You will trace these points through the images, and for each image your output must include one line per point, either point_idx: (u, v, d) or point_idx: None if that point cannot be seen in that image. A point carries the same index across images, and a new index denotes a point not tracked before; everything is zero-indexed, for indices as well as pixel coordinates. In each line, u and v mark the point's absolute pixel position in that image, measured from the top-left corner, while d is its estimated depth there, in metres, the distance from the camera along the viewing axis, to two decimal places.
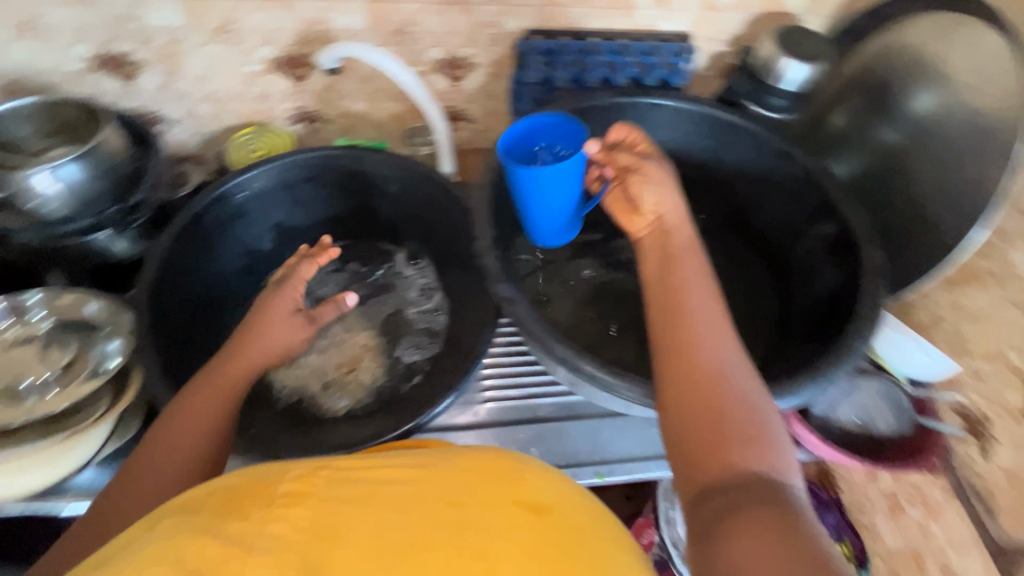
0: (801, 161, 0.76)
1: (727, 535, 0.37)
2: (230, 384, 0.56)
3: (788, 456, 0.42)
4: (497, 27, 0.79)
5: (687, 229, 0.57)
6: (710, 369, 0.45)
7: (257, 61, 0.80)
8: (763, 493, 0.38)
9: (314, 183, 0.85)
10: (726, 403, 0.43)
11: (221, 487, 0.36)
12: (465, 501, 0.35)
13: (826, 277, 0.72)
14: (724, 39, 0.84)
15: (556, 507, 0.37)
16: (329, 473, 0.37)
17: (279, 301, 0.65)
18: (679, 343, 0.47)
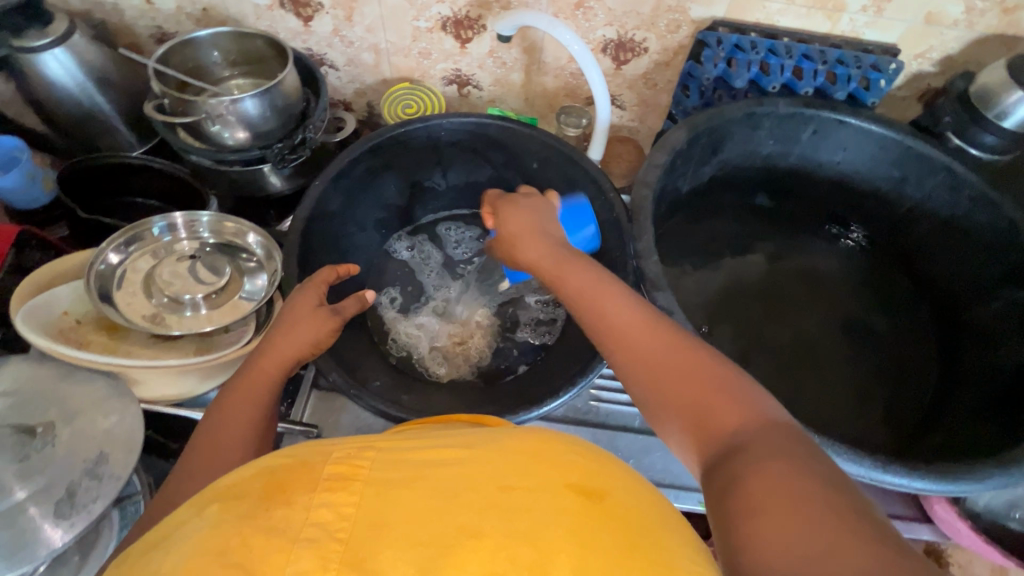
0: (1007, 212, 0.66)
1: (738, 510, 0.32)
2: (263, 379, 0.54)
3: (759, 403, 0.37)
4: (681, 13, 0.73)
5: (552, 245, 0.55)
6: (642, 364, 0.42)
7: (429, 18, 0.79)
8: (768, 447, 0.34)
9: (459, 147, 0.85)
10: (670, 384, 0.40)
11: (266, 470, 0.36)
12: (514, 486, 0.34)
13: (1012, 348, 0.64)
14: (935, 59, 0.74)
15: (611, 490, 0.35)
16: (375, 455, 0.37)
17: (303, 297, 0.60)
18: (620, 349, 0.44)
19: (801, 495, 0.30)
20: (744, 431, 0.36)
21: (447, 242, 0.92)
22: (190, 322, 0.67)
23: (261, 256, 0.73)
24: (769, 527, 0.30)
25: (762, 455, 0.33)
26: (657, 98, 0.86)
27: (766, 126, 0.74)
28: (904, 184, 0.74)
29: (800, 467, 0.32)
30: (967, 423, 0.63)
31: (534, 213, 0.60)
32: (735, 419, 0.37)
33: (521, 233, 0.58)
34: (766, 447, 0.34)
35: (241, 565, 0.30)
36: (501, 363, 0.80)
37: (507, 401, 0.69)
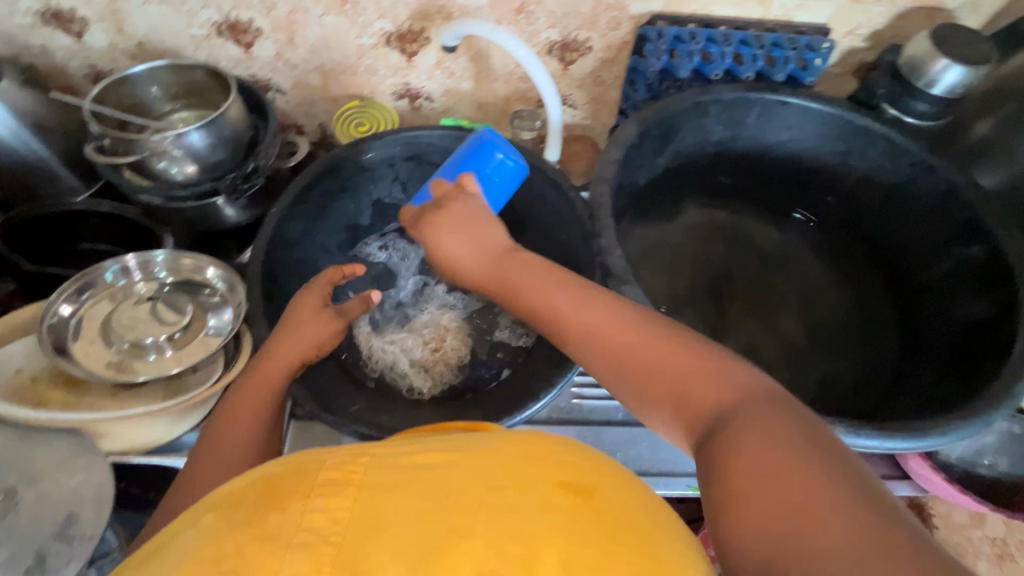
0: (947, 174, 0.69)
1: (725, 493, 0.33)
2: (268, 384, 0.57)
3: (729, 369, 0.38)
4: (620, 10, 0.75)
5: (492, 258, 0.52)
6: (614, 356, 0.42)
7: (372, 34, 0.79)
8: (745, 420, 0.35)
9: (415, 162, 0.84)
10: (644, 373, 0.40)
11: (262, 479, 0.36)
12: (504, 485, 0.34)
13: (967, 305, 0.66)
14: (863, 35, 0.77)
15: (598, 487, 0.35)
16: (370, 460, 0.36)
17: (307, 298, 0.62)
18: (589, 351, 0.43)
19: (783, 468, 0.31)
20: (724, 410, 0.36)
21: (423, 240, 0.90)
22: (155, 366, 0.65)
23: (223, 289, 0.71)
24: (754, 513, 0.31)
25: (740, 436, 0.34)
26: (606, 95, 0.87)
27: (714, 112, 0.76)
28: (850, 156, 0.77)
29: (775, 439, 0.33)
30: (931, 379, 0.66)
31: (464, 225, 0.55)
32: (713, 400, 0.37)
33: (461, 257, 0.54)
34: (745, 424, 0.34)
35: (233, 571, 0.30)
36: (482, 371, 0.79)
37: (489, 409, 0.69)
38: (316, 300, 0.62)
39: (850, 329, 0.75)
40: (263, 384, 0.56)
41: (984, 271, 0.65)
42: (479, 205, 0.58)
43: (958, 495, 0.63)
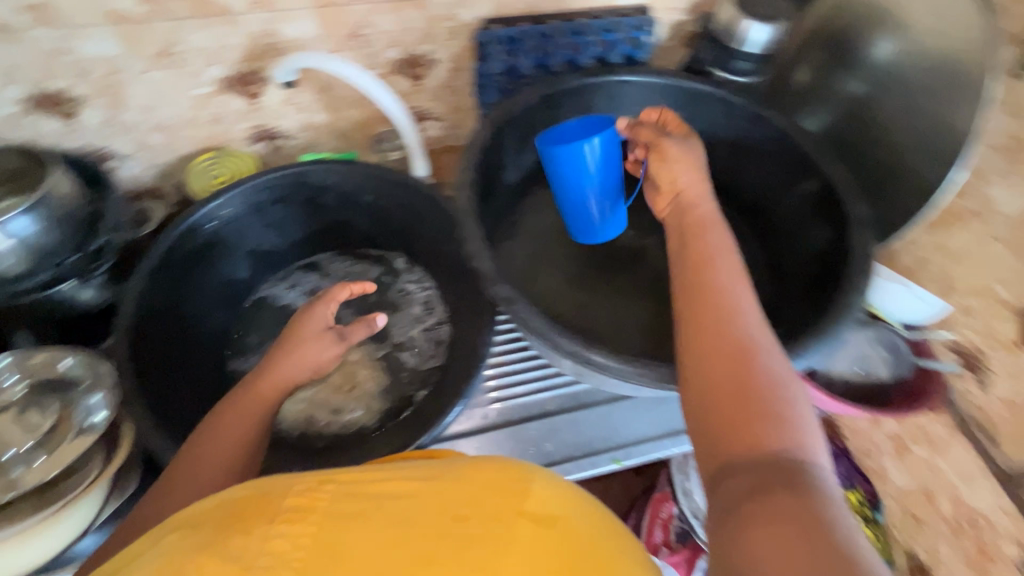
0: (774, 122, 0.75)
1: (750, 508, 0.34)
2: (262, 402, 0.56)
3: (810, 434, 0.39)
4: (453, 20, 0.76)
5: (710, 203, 0.57)
6: (737, 344, 0.43)
7: (206, 83, 0.76)
8: (794, 476, 0.35)
9: (284, 204, 0.82)
10: (750, 379, 0.41)
11: (230, 500, 0.37)
12: (467, 514, 0.36)
13: (813, 235, 0.72)
14: (682, 8, 0.83)
15: (561, 515, 0.37)
16: (335, 488, 0.38)
17: (311, 317, 0.62)
18: (705, 329, 0.45)
19: (812, 515, 0.33)
20: (783, 452, 0.37)
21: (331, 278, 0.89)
22: (23, 479, 0.57)
23: (87, 376, 0.65)
24: (771, 534, 0.32)
25: (792, 480, 0.35)
26: (465, 103, 0.89)
27: (564, 103, 0.79)
28: (693, 121, 0.82)
29: (817, 497, 0.34)
30: (798, 309, 0.71)
31: (683, 160, 0.59)
32: (782, 439, 0.38)
33: (694, 178, 0.58)
34: (794, 480, 0.35)
35: None
36: (400, 398, 0.78)
37: (403, 435, 0.68)
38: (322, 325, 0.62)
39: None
40: (254, 402, 0.55)
41: (820, 204, 0.71)
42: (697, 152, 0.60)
43: (844, 407, 0.69)
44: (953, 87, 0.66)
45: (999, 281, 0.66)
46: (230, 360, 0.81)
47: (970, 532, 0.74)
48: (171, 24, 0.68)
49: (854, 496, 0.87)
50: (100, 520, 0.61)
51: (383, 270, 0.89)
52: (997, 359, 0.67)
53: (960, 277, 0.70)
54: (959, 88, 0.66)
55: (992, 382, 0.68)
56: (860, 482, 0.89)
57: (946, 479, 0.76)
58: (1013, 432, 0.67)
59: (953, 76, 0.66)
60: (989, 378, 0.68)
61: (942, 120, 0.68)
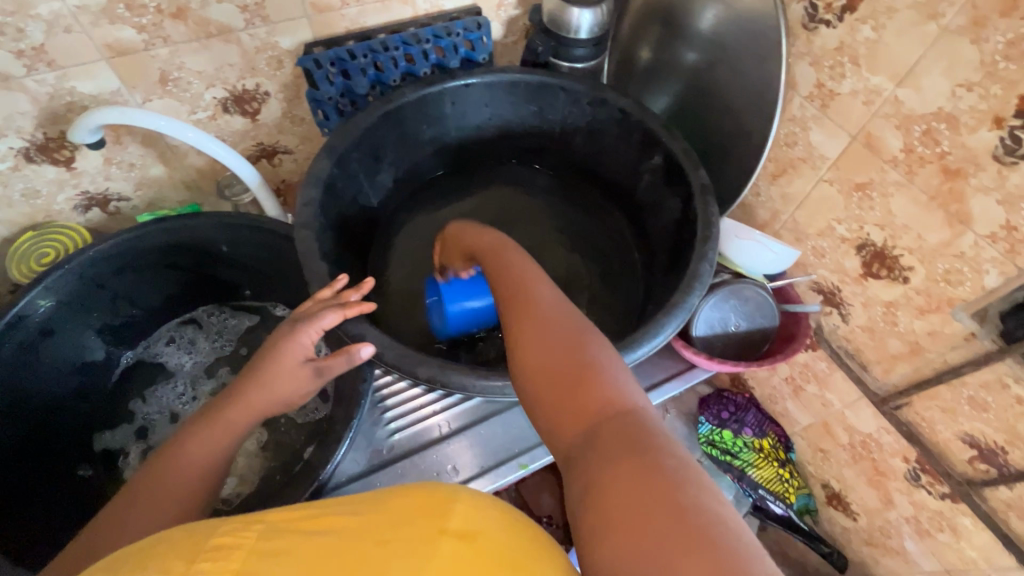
0: (615, 102, 0.76)
1: (596, 488, 0.31)
2: (212, 462, 0.48)
3: (634, 390, 0.37)
4: (272, 48, 0.72)
5: (501, 237, 0.57)
6: (548, 333, 0.40)
7: (5, 157, 0.68)
8: (626, 444, 0.32)
9: (130, 272, 0.75)
10: (567, 362, 0.38)
11: (157, 543, 0.34)
12: (389, 540, 0.33)
13: (669, 206, 0.74)
14: (511, 3, 0.83)
15: (486, 529, 0.33)
16: (265, 527, 0.34)
17: (292, 345, 0.50)
18: (512, 324, 0.42)
19: (647, 483, 0.30)
20: (614, 422, 0.34)
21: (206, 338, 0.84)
22: None
23: None
24: (619, 530, 0.29)
25: (625, 449, 0.32)
26: (313, 130, 0.85)
27: (409, 116, 0.77)
28: (545, 112, 0.82)
29: (649, 457, 0.31)
30: (664, 283, 0.73)
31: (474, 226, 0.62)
32: (609, 411, 0.35)
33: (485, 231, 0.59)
34: (629, 440, 0.33)
35: None
36: (287, 453, 0.76)
37: (290, 492, 0.65)
38: (304, 349, 0.51)
39: (591, 270, 0.84)
40: (221, 434, 0.49)
41: (670, 175, 0.73)
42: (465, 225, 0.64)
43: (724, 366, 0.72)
44: (765, 45, 0.69)
45: (837, 219, 0.70)
46: (79, 467, 0.74)
47: (866, 455, 0.78)
48: None
49: (768, 441, 0.90)
50: None
51: (263, 321, 0.85)
52: (849, 291, 0.71)
53: (804, 220, 0.74)
54: (770, 45, 0.69)
55: (851, 313, 0.72)
56: (772, 427, 0.92)
57: (835, 410, 0.81)
58: (878, 356, 0.71)
59: (763, 35, 0.70)
60: (848, 310, 0.72)
61: (762, 77, 0.71)
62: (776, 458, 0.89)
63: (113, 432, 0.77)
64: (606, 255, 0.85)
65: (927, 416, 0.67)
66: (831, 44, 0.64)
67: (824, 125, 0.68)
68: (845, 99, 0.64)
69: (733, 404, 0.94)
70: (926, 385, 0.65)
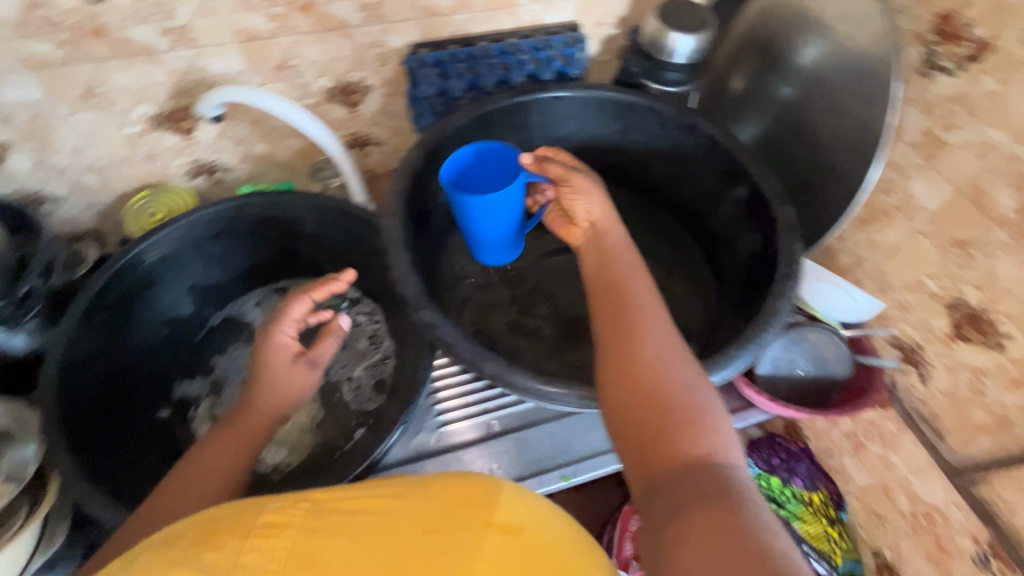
0: (704, 129, 0.76)
1: (680, 529, 0.33)
2: (246, 436, 0.54)
3: (726, 434, 0.38)
4: (381, 46, 0.77)
5: (620, 228, 0.56)
6: (648, 357, 0.41)
7: (136, 121, 0.75)
8: (714, 489, 0.34)
9: (224, 238, 0.81)
10: (663, 390, 0.39)
11: (212, 516, 0.36)
12: (436, 528, 0.34)
13: (747, 240, 0.73)
14: (611, 23, 0.85)
15: (528, 525, 0.36)
16: (310, 505, 0.36)
17: (274, 352, 0.57)
18: (619, 339, 0.43)
19: (733, 531, 0.31)
20: (702, 465, 0.35)
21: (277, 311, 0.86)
22: None
23: (13, 426, 0.64)
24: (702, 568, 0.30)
25: (712, 493, 0.34)
26: (405, 126, 0.89)
27: (498, 122, 0.79)
28: (629, 132, 0.83)
29: (737, 507, 0.33)
30: (735, 316, 0.71)
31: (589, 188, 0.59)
32: (699, 451, 0.36)
33: (603, 207, 0.57)
34: (717, 490, 0.34)
35: None
36: (339, 432, 0.77)
37: (342, 465, 0.68)
38: (291, 345, 0.58)
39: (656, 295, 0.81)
40: (245, 428, 0.55)
41: (751, 209, 0.72)
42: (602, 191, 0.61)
43: (785, 410, 0.70)
44: (871, 88, 0.67)
45: (928, 274, 0.67)
46: (159, 410, 0.78)
47: (927, 527, 0.72)
48: (93, 65, 0.68)
49: (818, 496, 0.85)
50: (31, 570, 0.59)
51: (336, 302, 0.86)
52: (933, 351, 0.68)
53: (891, 271, 0.71)
54: (874, 87, 0.67)
55: (932, 375, 0.69)
56: (824, 482, 0.86)
57: (900, 474, 0.76)
58: (957, 424, 0.67)
59: (868, 76, 0.68)
60: (929, 371, 0.69)
61: (862, 118, 0.69)
62: (825, 516, 0.83)
63: (187, 383, 0.81)
64: (672, 281, 0.83)
65: (1006, 496, 0.62)
66: (947, 93, 0.62)
67: (928, 175, 0.65)
68: (955, 150, 0.62)
69: (785, 451, 0.89)
70: (1010, 462, 0.61)
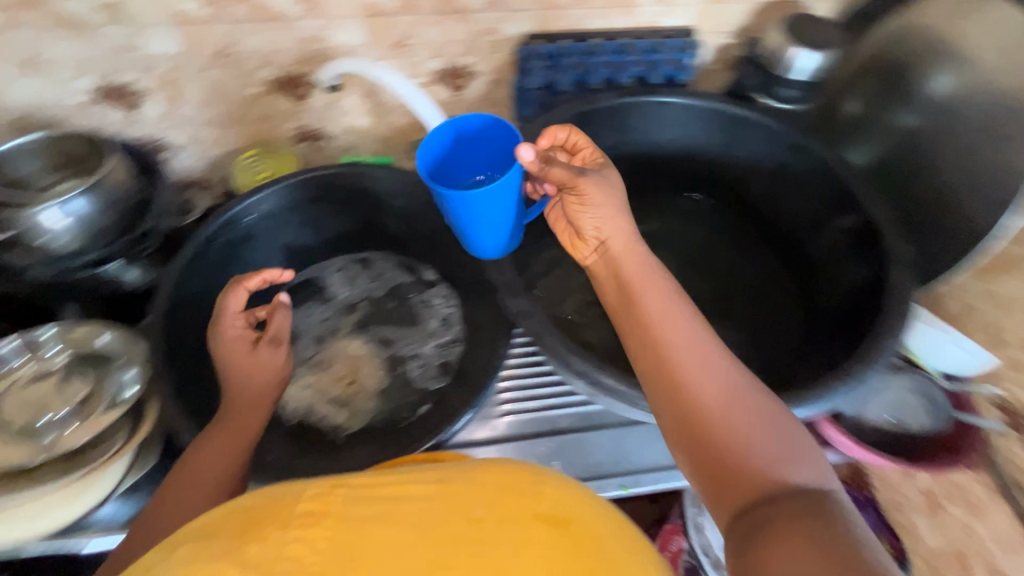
0: (817, 152, 0.73)
1: (765, 546, 0.36)
2: (245, 427, 0.58)
3: (792, 458, 0.40)
4: (496, 33, 0.77)
5: (636, 249, 0.54)
6: (700, 398, 0.43)
7: (258, 83, 0.79)
8: (794, 515, 0.37)
9: (320, 203, 0.84)
10: (722, 428, 0.42)
11: (241, 508, 0.35)
12: (483, 518, 0.33)
13: (849, 273, 0.70)
14: (728, 32, 0.82)
15: (577, 516, 0.35)
16: (347, 492, 0.35)
17: (231, 347, 0.60)
18: (673, 374, 0.45)
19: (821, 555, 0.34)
20: (777, 493, 0.38)
21: (356, 279, 0.89)
22: (59, 443, 0.61)
23: (121, 351, 0.69)
24: None
25: (792, 520, 0.36)
26: (503, 115, 0.90)
27: (600, 120, 0.78)
28: (732, 146, 0.80)
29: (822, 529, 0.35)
30: (825, 348, 0.68)
31: (608, 200, 0.55)
32: (772, 481, 0.39)
33: (615, 224, 0.55)
34: (797, 515, 0.37)
35: None
36: (398, 405, 0.76)
37: (411, 437, 0.69)
38: (244, 333, 0.61)
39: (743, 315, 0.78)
40: (239, 421, 0.58)
41: (857, 240, 0.69)
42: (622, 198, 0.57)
43: (870, 456, 0.66)
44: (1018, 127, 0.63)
45: None
46: None
47: None
48: (230, 26, 0.72)
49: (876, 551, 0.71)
50: (121, 490, 0.63)
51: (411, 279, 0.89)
52: None
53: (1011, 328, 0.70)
54: None
55: None
56: (888, 537, 0.71)
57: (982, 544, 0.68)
58: None
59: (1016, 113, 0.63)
60: None
61: (998, 162, 0.65)
62: None
63: None
64: (760, 300, 0.79)
65: None
66: None
67: None
68: None
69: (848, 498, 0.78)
70: None
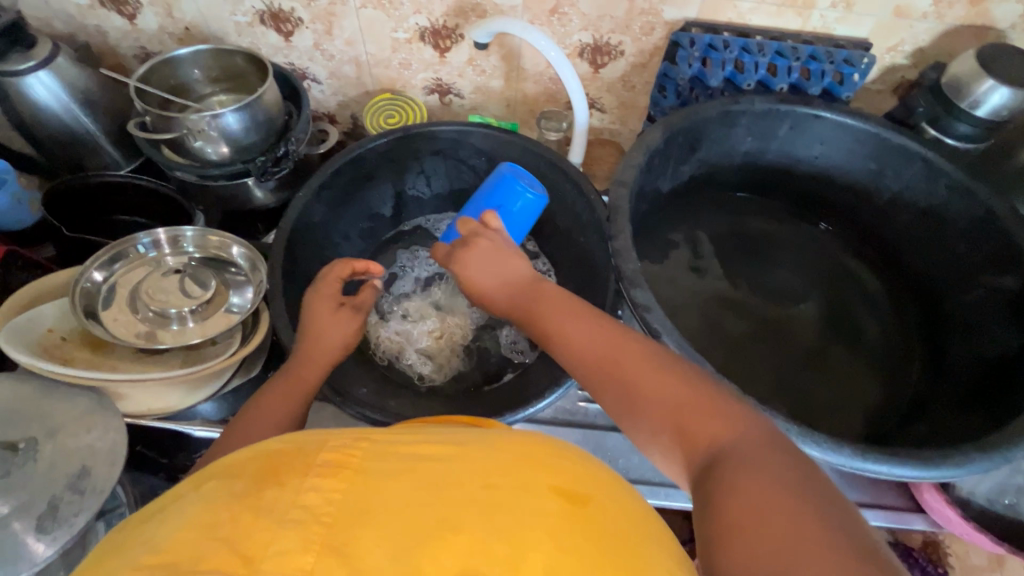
0: (985, 200, 0.66)
1: (716, 509, 0.34)
2: (305, 386, 0.58)
3: (723, 412, 0.39)
4: (655, 14, 0.74)
5: (521, 277, 0.55)
6: (619, 384, 0.44)
7: (408, 29, 0.80)
8: (734, 466, 0.35)
9: (442, 157, 0.85)
10: (646, 404, 0.42)
11: (265, 452, 0.35)
12: (499, 484, 0.32)
13: (997, 336, 0.65)
14: (906, 51, 0.75)
15: (596, 495, 0.33)
16: (371, 445, 0.35)
17: (319, 303, 0.62)
18: (592, 372, 0.46)
19: (772, 501, 0.32)
20: (717, 451, 0.37)
21: None
22: (180, 335, 0.68)
23: (246, 268, 0.74)
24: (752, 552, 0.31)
25: (739, 470, 0.35)
26: (636, 100, 0.87)
27: (744, 123, 0.74)
28: (884, 176, 0.74)
29: (773, 476, 0.34)
30: (949, 411, 0.65)
31: (488, 253, 0.57)
32: (709, 441, 0.38)
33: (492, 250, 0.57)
34: (739, 463, 0.35)
35: (225, 540, 0.29)
36: (483, 370, 0.79)
37: (492, 402, 0.70)
38: (335, 294, 0.63)
39: (850, 353, 0.74)
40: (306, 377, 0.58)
41: (1017, 304, 0.64)
42: (506, 244, 0.59)
43: (972, 532, 0.62)
44: None
45: None
46: None
47: None
48: None
49: None
50: (227, 389, 0.67)
51: None
52: None
53: None
54: None
55: None
56: None
57: None
58: None
59: None
60: None
61: None
62: None
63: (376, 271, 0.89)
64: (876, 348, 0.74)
65: None
66: None
67: None
68: None
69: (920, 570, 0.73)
70: None
